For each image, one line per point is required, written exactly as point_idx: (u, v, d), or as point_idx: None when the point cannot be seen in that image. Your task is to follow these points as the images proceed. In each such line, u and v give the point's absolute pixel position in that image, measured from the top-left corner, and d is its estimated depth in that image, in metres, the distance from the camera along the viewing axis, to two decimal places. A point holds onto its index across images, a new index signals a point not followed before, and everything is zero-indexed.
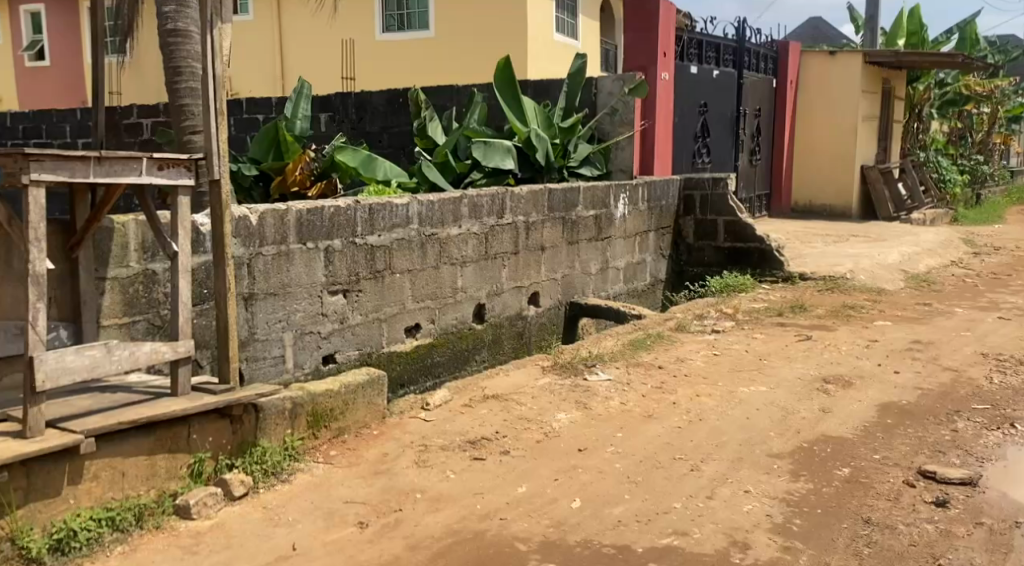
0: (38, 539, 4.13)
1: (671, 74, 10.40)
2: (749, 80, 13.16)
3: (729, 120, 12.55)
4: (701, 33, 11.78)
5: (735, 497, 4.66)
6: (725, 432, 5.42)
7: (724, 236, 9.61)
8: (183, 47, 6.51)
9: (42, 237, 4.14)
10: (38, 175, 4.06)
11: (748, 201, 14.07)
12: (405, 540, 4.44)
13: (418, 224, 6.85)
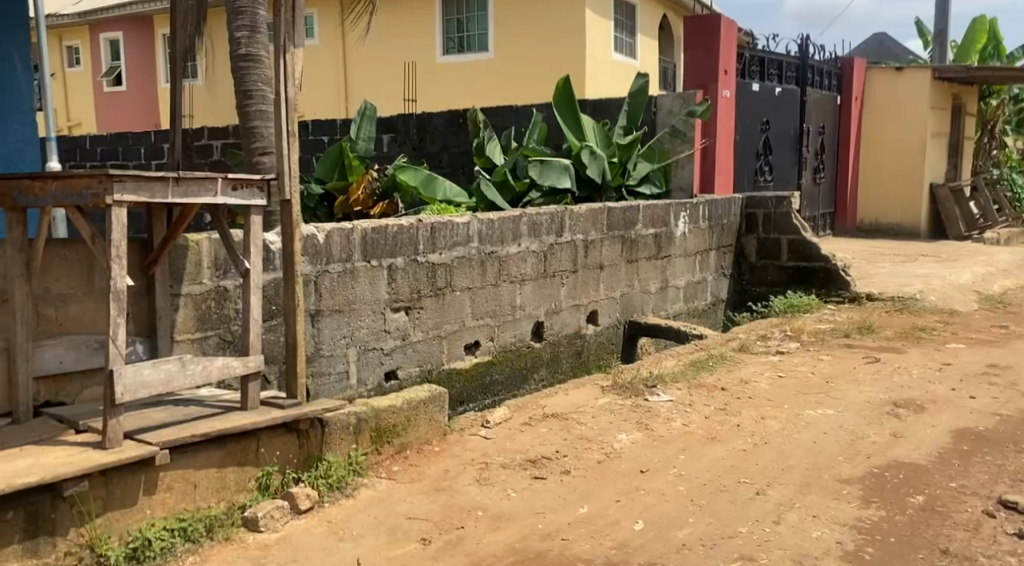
0: (115, 547, 4.24)
1: (732, 92, 10.35)
2: (812, 98, 13.04)
3: (792, 138, 12.44)
4: (763, 50, 11.72)
5: (803, 522, 4.61)
6: (792, 455, 5.36)
7: (787, 255, 9.51)
8: (254, 71, 6.70)
9: (124, 255, 4.27)
10: (120, 195, 4.19)
11: (812, 220, 13.91)
12: (468, 557, 4.48)
13: (478, 242, 6.91)
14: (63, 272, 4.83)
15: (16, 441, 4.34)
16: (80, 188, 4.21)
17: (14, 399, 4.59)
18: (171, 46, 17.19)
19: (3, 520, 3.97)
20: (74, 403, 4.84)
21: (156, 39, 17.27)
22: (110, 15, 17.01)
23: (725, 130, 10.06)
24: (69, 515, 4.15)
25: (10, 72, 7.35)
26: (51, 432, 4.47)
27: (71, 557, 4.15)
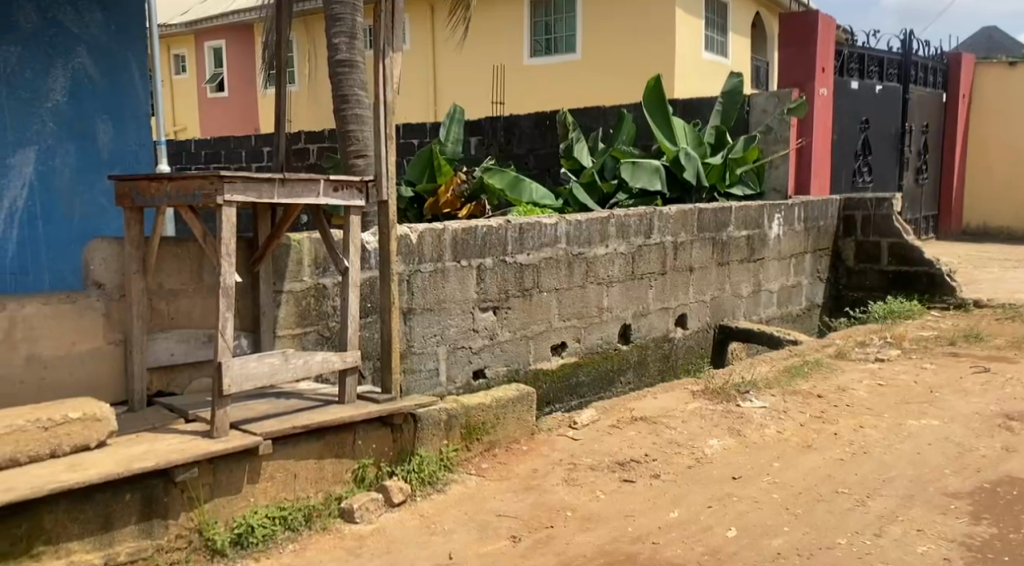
0: (221, 532, 4.41)
1: (830, 90, 10.17)
2: (915, 96, 12.75)
3: (893, 137, 12.16)
4: (862, 47, 11.50)
5: (907, 536, 4.53)
6: (894, 466, 5.26)
7: (888, 259, 9.28)
8: (350, 76, 6.84)
9: (233, 252, 4.46)
10: (230, 195, 4.37)
11: (914, 222, 13.57)
12: (558, 556, 4.53)
13: (566, 244, 6.95)
14: (175, 268, 5.02)
15: (132, 429, 4.58)
16: (192, 189, 4.38)
17: (129, 390, 4.88)
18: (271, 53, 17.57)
19: (120, 502, 4.16)
20: (184, 393, 5.08)
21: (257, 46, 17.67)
22: (214, 23, 17.50)
23: (821, 129, 9.89)
24: (180, 499, 4.32)
25: (126, 77, 6.92)
26: (163, 420, 4.70)
27: (181, 540, 4.33)
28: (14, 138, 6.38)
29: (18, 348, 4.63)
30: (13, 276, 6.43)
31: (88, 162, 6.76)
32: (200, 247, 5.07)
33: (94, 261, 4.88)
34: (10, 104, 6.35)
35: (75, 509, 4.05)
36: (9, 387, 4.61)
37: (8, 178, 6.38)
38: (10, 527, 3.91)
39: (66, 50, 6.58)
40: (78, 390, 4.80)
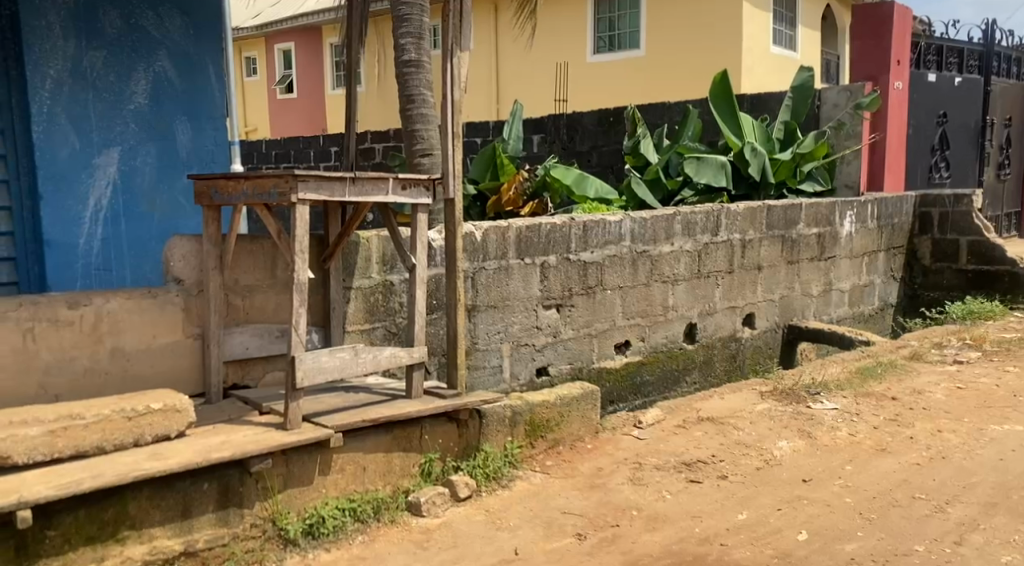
0: (293, 522, 4.56)
1: (905, 84, 9.93)
2: (997, 87, 12.36)
3: (974, 131, 11.80)
4: (940, 38, 11.23)
5: (989, 545, 4.41)
6: (975, 472, 5.13)
7: (967, 257, 9.05)
8: (417, 76, 6.89)
9: (305, 250, 4.59)
10: (304, 193, 4.50)
11: (995, 218, 13.20)
12: (624, 556, 4.52)
13: (630, 241, 6.90)
14: (250, 264, 5.26)
15: (210, 420, 4.76)
16: (268, 187, 4.53)
17: (206, 383, 5.10)
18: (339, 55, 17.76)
19: (198, 490, 4.31)
20: (258, 386, 5.31)
21: (325, 48, 17.85)
22: (283, 26, 17.75)
23: (896, 122, 9.66)
24: (254, 489, 4.46)
25: (205, 80, 7.06)
26: (238, 412, 4.87)
27: (256, 529, 4.48)
28: (99, 140, 6.51)
29: (103, 342, 4.86)
30: (99, 272, 6.52)
31: (167, 162, 6.90)
32: (274, 244, 5.31)
33: (174, 256, 5.10)
34: (96, 106, 6.49)
35: (156, 497, 4.20)
36: (95, 379, 4.84)
37: (93, 178, 6.49)
38: (97, 512, 4.08)
39: (148, 53, 6.73)
40: (159, 382, 5.02)
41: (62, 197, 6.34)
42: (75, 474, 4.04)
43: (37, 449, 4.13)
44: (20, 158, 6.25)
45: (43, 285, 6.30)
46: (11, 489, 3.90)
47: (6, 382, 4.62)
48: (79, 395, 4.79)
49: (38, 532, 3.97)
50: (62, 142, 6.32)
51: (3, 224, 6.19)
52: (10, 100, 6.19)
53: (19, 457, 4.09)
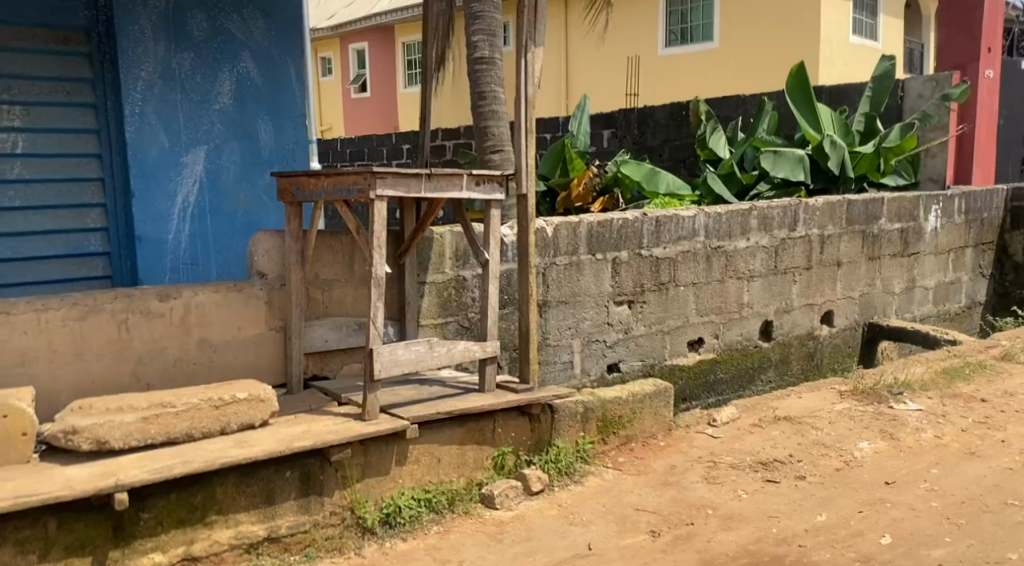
0: (371, 510, 4.63)
1: (996, 72, 9.63)
2: None
3: None
4: None
5: None
6: None
7: None
8: (489, 74, 6.88)
9: (384, 245, 4.69)
10: (383, 190, 4.61)
11: None
12: (699, 554, 4.44)
13: (704, 237, 6.79)
14: (331, 260, 5.38)
15: (291, 409, 4.88)
16: (348, 184, 4.68)
17: (288, 373, 5.23)
18: (411, 53, 17.88)
19: (281, 478, 4.41)
20: (336, 377, 5.40)
21: (398, 47, 17.99)
22: (357, 26, 17.95)
23: (987, 113, 9.38)
24: (334, 478, 4.55)
25: (286, 80, 7.13)
26: (318, 403, 4.98)
27: (336, 517, 4.56)
28: (186, 139, 6.65)
29: (191, 333, 5.00)
30: (186, 266, 6.64)
31: (252, 161, 7.00)
32: (352, 239, 5.40)
33: (258, 251, 5.30)
34: (184, 106, 6.62)
35: (241, 483, 4.31)
36: (184, 369, 4.99)
37: (181, 177, 6.63)
38: (186, 496, 4.20)
39: (233, 55, 6.84)
40: (243, 371, 5.14)
41: (151, 195, 6.50)
42: (167, 459, 4.16)
43: (132, 435, 4.26)
44: (115, 158, 6.52)
45: (135, 278, 6.52)
46: (107, 472, 4.04)
47: (103, 370, 4.79)
48: (169, 383, 4.95)
49: (132, 513, 4.11)
50: (152, 141, 6.48)
51: (98, 219, 6.50)
52: (106, 103, 6.47)
53: (115, 442, 4.23)
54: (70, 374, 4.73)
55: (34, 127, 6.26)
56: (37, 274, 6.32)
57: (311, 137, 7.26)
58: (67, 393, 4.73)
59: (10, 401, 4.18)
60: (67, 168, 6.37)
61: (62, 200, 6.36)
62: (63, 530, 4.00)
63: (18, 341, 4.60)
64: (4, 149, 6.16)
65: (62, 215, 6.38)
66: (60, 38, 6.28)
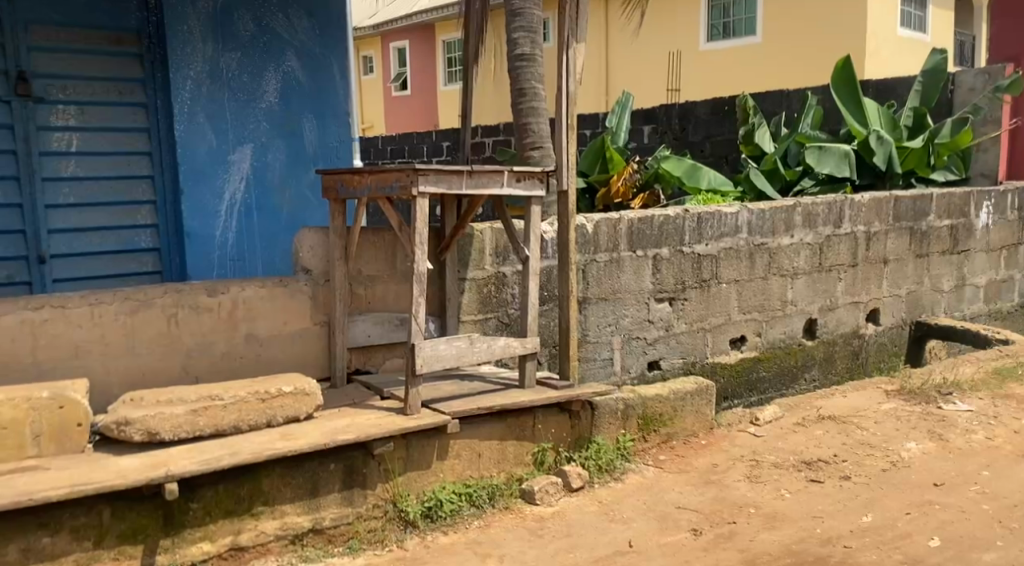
0: (413, 504, 4.63)
1: None
2: None
3: None
4: None
5: None
6: None
7: None
8: (530, 70, 6.84)
9: (425, 241, 4.69)
10: (423, 187, 4.61)
11: None
12: (742, 554, 4.38)
13: (747, 233, 6.69)
14: (372, 256, 5.38)
15: (335, 404, 4.89)
16: (390, 181, 4.68)
17: (331, 367, 5.25)
18: (451, 51, 17.88)
19: (325, 470, 4.42)
20: (378, 372, 5.42)
21: (438, 44, 18.00)
22: (398, 24, 17.99)
23: None
24: (377, 471, 4.55)
25: (331, 78, 7.15)
26: (361, 397, 4.99)
27: (379, 509, 4.57)
28: (233, 137, 6.68)
29: (239, 328, 5.03)
30: (233, 262, 6.69)
31: (297, 158, 7.03)
32: (395, 236, 5.41)
33: (303, 248, 5.26)
34: (232, 105, 6.66)
35: (287, 475, 4.34)
36: (231, 362, 5.02)
37: (228, 174, 6.67)
38: (234, 487, 4.23)
39: (278, 55, 6.87)
40: (288, 366, 5.17)
41: (200, 192, 6.55)
42: (216, 451, 4.19)
43: (182, 426, 4.28)
44: (165, 156, 6.60)
45: (184, 274, 6.60)
46: (158, 463, 4.07)
47: (154, 363, 4.84)
48: (218, 377, 4.99)
49: (182, 503, 4.14)
50: (200, 140, 6.53)
51: (148, 216, 6.55)
52: (156, 102, 6.54)
53: (165, 433, 4.25)
54: (122, 367, 4.77)
55: (89, 126, 6.33)
56: (90, 270, 6.40)
57: (354, 134, 7.28)
58: (119, 385, 4.77)
59: (65, 393, 4.23)
60: (118, 166, 6.44)
61: (114, 197, 6.43)
62: (117, 519, 4.04)
63: (72, 334, 4.66)
64: (58, 148, 6.23)
65: (114, 212, 6.44)
66: (112, 39, 6.36)
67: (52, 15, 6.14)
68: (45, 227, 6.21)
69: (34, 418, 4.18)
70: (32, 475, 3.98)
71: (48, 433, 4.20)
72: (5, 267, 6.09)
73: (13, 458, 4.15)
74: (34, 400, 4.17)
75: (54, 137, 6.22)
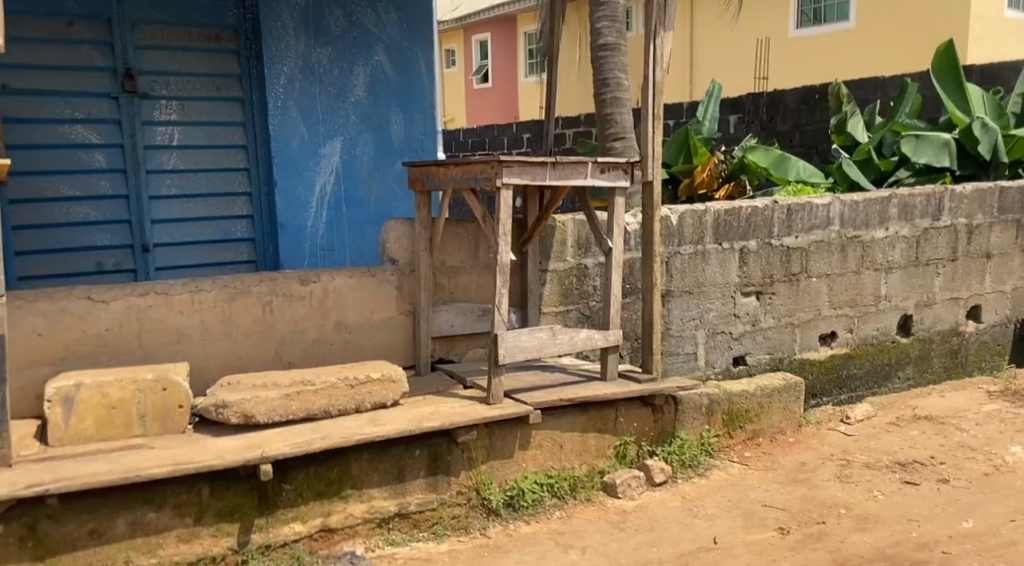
0: (496, 492, 4.57)
1: None
2: None
3: None
4: None
5: None
6: None
7: None
8: (613, 60, 6.64)
9: (509, 232, 4.62)
10: (507, 178, 4.54)
11: None
12: (831, 554, 4.20)
13: (840, 226, 6.44)
14: (457, 246, 5.34)
15: (419, 391, 4.86)
16: (475, 172, 4.63)
17: (416, 354, 5.24)
18: (532, 42, 17.76)
19: (411, 457, 4.40)
20: (461, 361, 5.38)
21: (520, 36, 17.89)
22: (480, 18, 17.98)
23: None
24: (461, 459, 4.50)
25: (418, 72, 7.06)
26: (444, 385, 4.95)
27: (462, 497, 4.52)
28: (324, 130, 6.70)
29: (329, 315, 5.03)
30: (323, 253, 6.72)
31: (384, 152, 6.98)
32: (478, 227, 5.36)
33: (390, 238, 5.23)
34: (323, 99, 6.67)
35: (375, 459, 4.32)
36: (322, 350, 5.03)
37: (319, 167, 6.68)
38: (324, 471, 4.23)
39: (367, 50, 6.83)
40: (375, 354, 5.16)
41: (291, 184, 6.58)
42: (307, 434, 4.19)
43: (275, 410, 4.29)
44: (258, 149, 6.65)
45: (278, 263, 6.68)
46: (253, 445, 4.08)
47: (250, 349, 4.86)
48: (309, 364, 5.00)
49: (276, 484, 4.15)
50: (293, 132, 6.58)
51: (244, 208, 6.66)
52: (252, 97, 6.60)
53: (260, 417, 4.26)
54: (220, 352, 4.80)
55: (189, 121, 6.41)
56: (190, 259, 6.51)
57: (440, 127, 7.18)
58: (218, 369, 4.80)
59: (169, 375, 4.27)
60: (215, 159, 6.53)
61: (212, 189, 6.53)
62: (215, 497, 4.05)
63: (175, 320, 4.69)
64: (162, 142, 6.35)
65: (212, 203, 6.54)
66: (210, 37, 6.44)
67: (156, 14, 6.26)
68: (149, 218, 6.34)
69: (139, 399, 4.23)
70: (137, 453, 4.02)
71: (153, 414, 4.24)
72: (111, 255, 6.27)
73: (120, 437, 4.20)
74: (139, 382, 4.22)
75: (158, 131, 6.34)
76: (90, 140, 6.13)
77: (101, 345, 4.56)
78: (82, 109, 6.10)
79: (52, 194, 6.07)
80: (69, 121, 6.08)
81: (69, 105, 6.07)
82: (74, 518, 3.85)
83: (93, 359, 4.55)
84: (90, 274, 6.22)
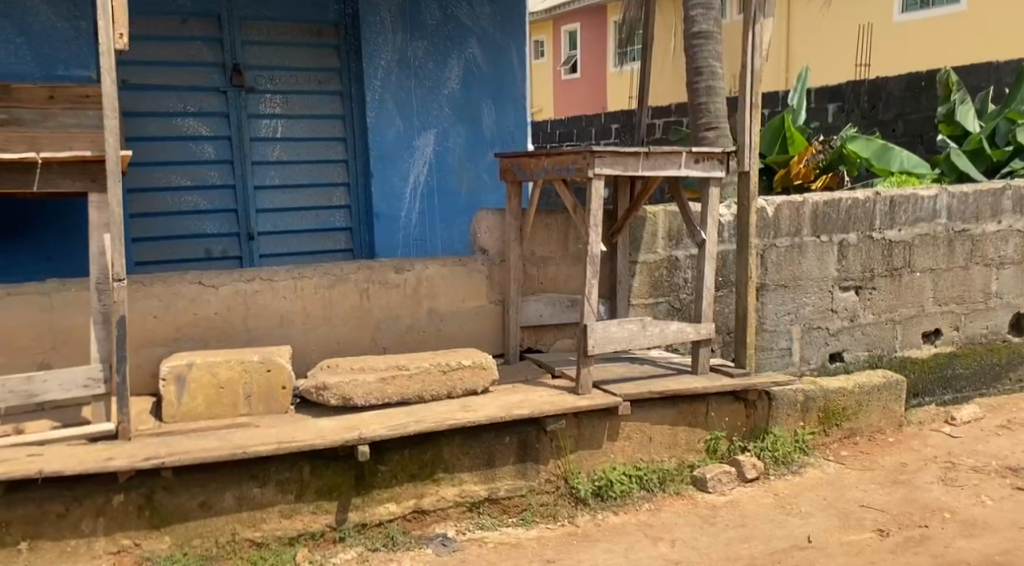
0: (584, 481, 4.54)
1: None
2: None
3: None
4: None
5: None
6: None
7: None
8: (707, 48, 6.46)
9: (600, 223, 4.55)
10: (600, 169, 4.48)
11: None
12: (935, 558, 4.06)
13: (946, 219, 6.20)
14: (546, 237, 5.32)
15: (509, 379, 4.85)
16: (567, 163, 4.58)
17: (506, 343, 5.23)
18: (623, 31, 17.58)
19: (501, 443, 4.39)
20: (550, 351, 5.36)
21: (610, 25, 17.72)
22: (570, 7, 17.88)
23: None
24: (550, 447, 4.48)
25: (510, 64, 7.02)
26: (533, 374, 4.94)
27: (551, 485, 4.50)
28: (419, 122, 6.72)
29: (422, 304, 5.05)
30: (416, 242, 6.75)
31: (478, 142, 6.99)
32: (568, 218, 5.33)
33: (481, 229, 5.26)
34: (417, 91, 6.70)
35: (466, 444, 4.33)
36: (416, 337, 5.06)
37: (413, 158, 6.72)
38: (418, 454, 4.25)
39: (462, 42, 6.83)
40: (466, 341, 5.17)
41: (386, 174, 6.64)
42: (402, 417, 4.22)
43: (372, 394, 4.33)
44: (357, 141, 6.72)
45: (373, 252, 6.75)
46: (352, 426, 4.13)
47: (348, 334, 4.91)
48: (404, 350, 5.03)
49: (372, 465, 4.19)
50: (389, 124, 6.62)
51: (343, 198, 6.74)
52: (351, 90, 6.67)
53: (359, 399, 4.32)
54: (320, 336, 4.87)
55: (292, 114, 6.52)
56: (293, 247, 6.63)
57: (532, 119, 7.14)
58: (318, 352, 4.87)
59: (274, 357, 4.34)
60: (316, 151, 6.62)
61: (313, 178, 6.63)
62: (315, 476, 4.11)
63: (279, 305, 4.77)
64: (267, 135, 6.48)
65: (313, 193, 6.64)
66: (313, 31, 6.52)
67: (264, 10, 6.35)
68: (254, 208, 6.47)
69: (246, 379, 4.31)
70: (244, 432, 4.10)
71: (258, 394, 4.33)
72: (219, 243, 6.42)
73: (227, 415, 4.29)
74: (246, 363, 4.30)
75: (263, 124, 6.47)
76: (200, 132, 6.30)
77: (211, 327, 4.65)
78: (193, 103, 6.26)
79: (165, 183, 6.25)
80: (180, 114, 6.25)
81: (181, 99, 6.24)
82: (185, 491, 3.94)
83: (203, 340, 4.65)
84: (200, 260, 6.38)
